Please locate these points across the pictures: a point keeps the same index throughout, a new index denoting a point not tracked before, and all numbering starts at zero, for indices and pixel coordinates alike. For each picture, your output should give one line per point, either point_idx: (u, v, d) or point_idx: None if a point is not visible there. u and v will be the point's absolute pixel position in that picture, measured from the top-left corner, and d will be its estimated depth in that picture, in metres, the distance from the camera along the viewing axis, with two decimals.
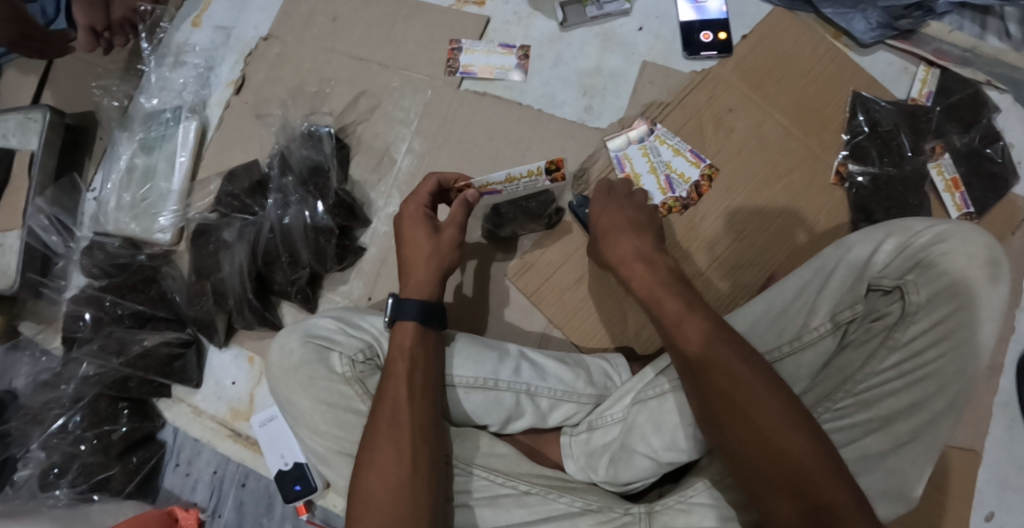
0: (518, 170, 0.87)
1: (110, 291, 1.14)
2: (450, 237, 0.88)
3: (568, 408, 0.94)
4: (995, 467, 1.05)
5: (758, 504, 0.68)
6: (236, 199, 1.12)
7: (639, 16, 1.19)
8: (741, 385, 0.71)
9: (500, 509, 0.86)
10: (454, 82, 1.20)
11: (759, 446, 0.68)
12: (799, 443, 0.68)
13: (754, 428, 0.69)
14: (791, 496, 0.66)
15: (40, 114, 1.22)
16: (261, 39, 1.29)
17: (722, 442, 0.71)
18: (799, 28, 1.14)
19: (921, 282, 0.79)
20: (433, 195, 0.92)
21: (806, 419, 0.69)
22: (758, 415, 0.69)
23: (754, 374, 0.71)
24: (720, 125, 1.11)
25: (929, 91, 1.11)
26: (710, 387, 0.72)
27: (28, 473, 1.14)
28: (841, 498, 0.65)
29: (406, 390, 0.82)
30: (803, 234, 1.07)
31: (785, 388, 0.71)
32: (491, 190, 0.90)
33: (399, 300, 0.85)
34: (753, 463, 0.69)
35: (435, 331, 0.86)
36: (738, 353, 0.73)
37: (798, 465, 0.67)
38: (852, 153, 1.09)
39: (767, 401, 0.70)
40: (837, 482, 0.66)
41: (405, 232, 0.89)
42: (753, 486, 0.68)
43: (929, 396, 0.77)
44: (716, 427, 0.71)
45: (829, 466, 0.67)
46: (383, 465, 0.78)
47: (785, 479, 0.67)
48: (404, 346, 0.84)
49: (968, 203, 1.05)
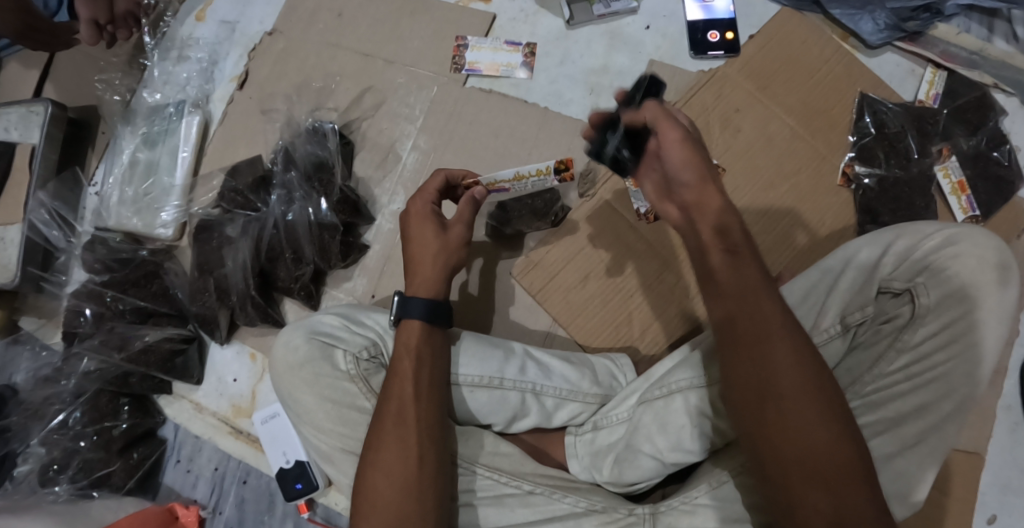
0: (526, 169, 0.85)
1: (111, 286, 1.13)
2: (457, 235, 0.87)
3: (573, 407, 0.93)
4: (997, 470, 1.05)
5: (777, 493, 0.67)
6: (239, 194, 1.11)
7: (646, 15, 1.19)
8: (795, 367, 0.67)
9: (504, 509, 0.86)
10: (459, 79, 1.20)
11: (799, 437, 0.66)
12: (839, 437, 0.66)
13: (798, 415, 0.66)
14: (821, 492, 0.65)
15: (42, 107, 1.21)
16: (265, 34, 1.28)
17: (762, 427, 0.68)
18: (807, 28, 1.13)
19: (931, 284, 0.79)
20: (440, 191, 0.90)
21: (846, 413, 0.67)
22: (797, 400, 0.66)
23: (805, 357, 0.67)
24: (727, 125, 1.10)
25: (936, 93, 1.11)
26: (762, 363, 0.68)
27: (28, 467, 1.13)
28: (866, 498, 0.64)
29: (412, 388, 0.81)
30: (804, 236, 1.06)
31: (830, 376, 0.68)
32: (499, 187, 0.89)
33: (405, 298, 0.85)
34: (789, 453, 0.66)
35: (442, 328, 0.85)
36: (792, 332, 0.68)
37: (835, 460, 0.65)
38: (858, 154, 1.08)
39: (815, 388, 0.67)
40: (865, 481, 0.65)
41: (411, 229, 0.87)
42: (784, 478, 0.66)
43: (936, 399, 0.76)
44: (761, 409, 0.68)
45: (862, 466, 0.65)
46: (389, 465, 0.78)
47: (810, 473, 0.65)
48: (410, 344, 0.83)
49: (974, 206, 1.05)
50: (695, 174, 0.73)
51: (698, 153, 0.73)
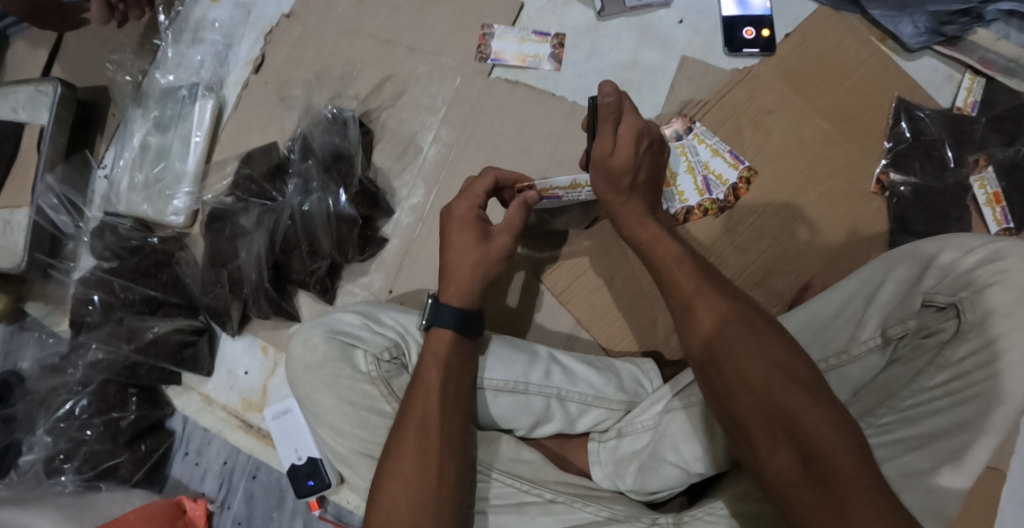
0: (584, 179, 0.85)
1: (120, 275, 1.09)
2: (501, 245, 0.83)
3: (598, 414, 0.91)
4: (1019, 487, 1.02)
5: (757, 464, 0.67)
6: (254, 183, 1.08)
7: (678, 9, 1.15)
8: (732, 328, 0.72)
9: (524, 517, 0.84)
10: (484, 70, 1.16)
11: (750, 392, 0.68)
12: (793, 388, 0.67)
13: (740, 368, 0.70)
14: (786, 444, 0.65)
15: (50, 87, 1.17)
16: (283, 17, 1.24)
17: (715, 390, 0.72)
18: (843, 29, 1.10)
19: (976, 300, 0.76)
20: (487, 194, 0.87)
21: (800, 366, 0.68)
22: (753, 365, 0.69)
23: (744, 319, 0.73)
24: (759, 127, 1.08)
25: (975, 100, 1.08)
26: (700, 331, 0.74)
27: (33, 457, 1.10)
28: (836, 445, 0.63)
29: (438, 399, 0.79)
30: (804, 231, 1.04)
31: (784, 338, 0.71)
32: (552, 194, 0.87)
33: (438, 304, 0.83)
34: (747, 409, 0.68)
35: (472, 339, 0.83)
36: (731, 300, 0.75)
37: (791, 409, 0.65)
38: (893, 161, 1.06)
39: (755, 344, 0.70)
40: (837, 431, 0.63)
41: (452, 233, 0.84)
42: (748, 438, 0.68)
43: (975, 416, 0.72)
44: (710, 374, 0.72)
45: (827, 415, 0.64)
46: (407, 475, 0.75)
47: (781, 433, 0.65)
48: (438, 353, 0.81)
49: (1009, 218, 1.02)
50: (607, 192, 0.82)
51: (612, 178, 0.80)
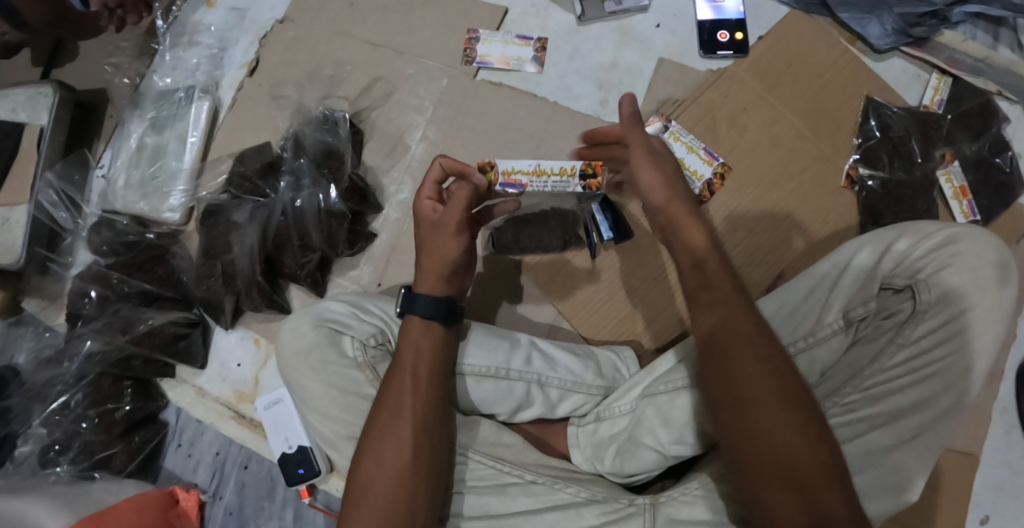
0: (550, 165, 0.93)
1: (116, 269, 1.12)
2: (448, 224, 0.86)
3: (577, 399, 0.95)
4: (991, 471, 1.06)
5: (756, 507, 0.69)
6: (247, 180, 1.12)
7: (656, 13, 1.20)
8: (746, 373, 0.72)
9: (506, 497, 0.87)
10: (470, 72, 1.21)
11: (761, 440, 0.70)
12: (801, 439, 0.69)
13: (753, 410, 0.71)
14: (789, 491, 0.67)
15: (50, 89, 1.21)
16: (276, 22, 1.29)
17: (727, 428, 0.72)
18: (815, 31, 1.15)
19: (931, 282, 0.80)
20: (438, 183, 0.90)
21: (805, 409, 0.70)
22: (765, 410, 0.70)
23: (763, 365, 0.72)
24: (733, 123, 1.12)
25: (941, 98, 1.12)
26: (723, 367, 0.73)
27: (29, 449, 1.13)
28: (834, 497, 0.66)
29: (410, 382, 0.82)
30: (801, 240, 1.08)
31: (790, 381, 0.72)
32: (515, 179, 0.94)
33: (411, 295, 0.86)
34: (756, 454, 0.70)
35: (441, 324, 0.85)
36: (752, 345, 0.73)
37: (798, 461, 0.68)
38: (863, 156, 1.10)
39: (766, 385, 0.71)
40: (838, 484, 0.67)
41: (415, 224, 0.90)
42: (753, 484, 0.70)
43: (935, 393, 0.77)
44: (723, 411, 0.73)
45: (830, 470, 0.68)
46: (381, 453, 0.79)
47: (787, 484, 0.68)
48: (413, 340, 0.84)
49: (974, 210, 1.07)
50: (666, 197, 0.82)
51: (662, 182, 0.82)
